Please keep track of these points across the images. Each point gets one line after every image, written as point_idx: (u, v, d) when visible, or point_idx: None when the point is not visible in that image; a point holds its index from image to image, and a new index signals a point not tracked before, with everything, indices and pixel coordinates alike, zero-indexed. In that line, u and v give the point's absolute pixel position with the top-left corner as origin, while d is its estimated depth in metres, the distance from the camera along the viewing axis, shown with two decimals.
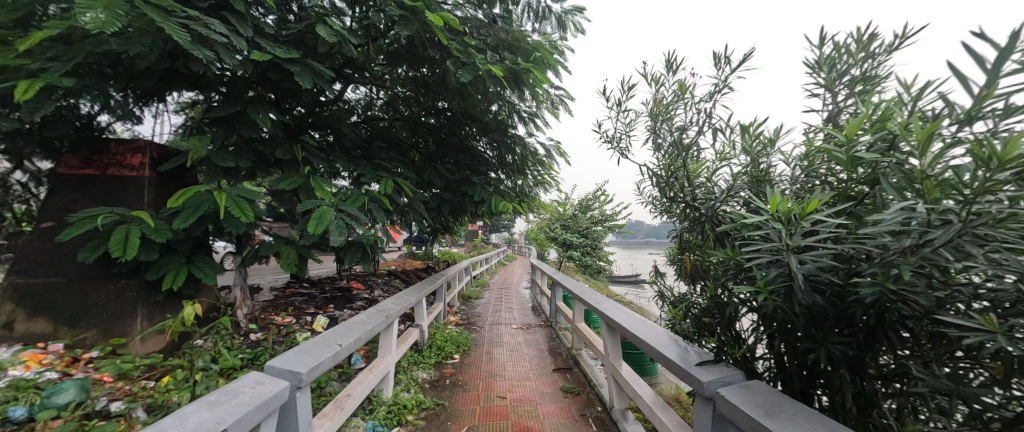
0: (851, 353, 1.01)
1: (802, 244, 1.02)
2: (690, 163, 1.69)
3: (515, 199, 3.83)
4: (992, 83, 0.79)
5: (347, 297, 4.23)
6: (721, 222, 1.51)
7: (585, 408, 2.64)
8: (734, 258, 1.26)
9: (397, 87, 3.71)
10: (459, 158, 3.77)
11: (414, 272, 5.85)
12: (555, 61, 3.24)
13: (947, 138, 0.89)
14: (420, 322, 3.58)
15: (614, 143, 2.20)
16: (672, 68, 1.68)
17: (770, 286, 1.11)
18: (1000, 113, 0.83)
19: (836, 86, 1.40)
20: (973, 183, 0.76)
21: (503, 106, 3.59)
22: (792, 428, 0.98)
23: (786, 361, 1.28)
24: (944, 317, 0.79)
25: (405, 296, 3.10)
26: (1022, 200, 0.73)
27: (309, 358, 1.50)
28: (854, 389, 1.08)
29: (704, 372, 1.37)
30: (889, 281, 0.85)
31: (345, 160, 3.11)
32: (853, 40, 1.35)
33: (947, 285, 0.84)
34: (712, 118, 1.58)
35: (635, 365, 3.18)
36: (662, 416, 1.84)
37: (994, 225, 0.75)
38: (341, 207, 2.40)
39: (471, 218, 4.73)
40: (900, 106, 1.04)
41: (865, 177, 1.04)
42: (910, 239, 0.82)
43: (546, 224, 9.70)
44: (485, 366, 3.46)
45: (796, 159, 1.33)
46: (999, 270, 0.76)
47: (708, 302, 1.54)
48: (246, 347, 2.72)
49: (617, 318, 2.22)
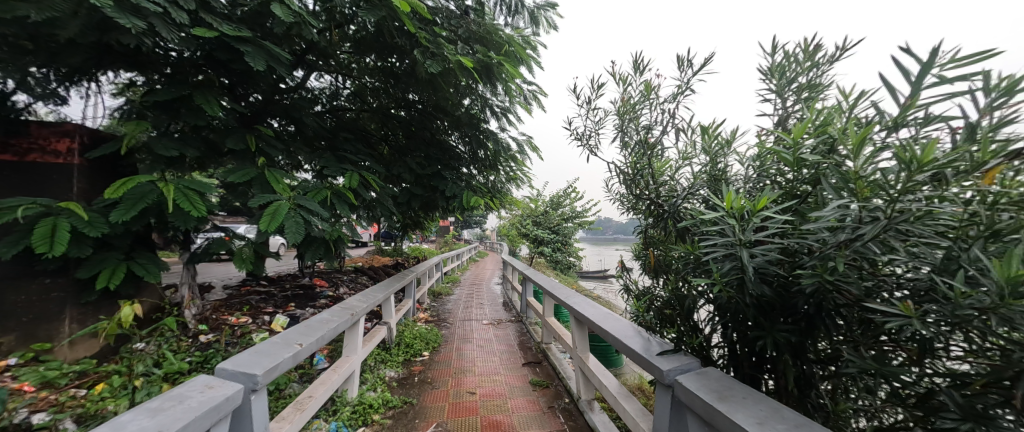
0: (793, 339, 1.10)
1: (752, 239, 1.09)
2: (654, 161, 1.76)
3: (487, 195, 3.80)
4: (915, 94, 0.88)
5: (310, 296, 4.05)
6: (682, 218, 1.59)
7: (553, 400, 2.69)
8: (693, 252, 1.33)
9: (364, 77, 3.58)
10: (430, 152, 3.69)
11: (382, 268, 5.68)
12: (527, 56, 3.24)
13: (878, 142, 0.98)
14: (388, 320, 3.48)
15: (583, 140, 2.23)
16: (639, 68, 1.73)
17: (725, 278, 1.17)
18: (921, 121, 0.92)
19: (786, 92, 1.51)
20: (898, 183, 0.85)
21: (476, 100, 3.56)
22: (741, 410, 1.05)
23: (738, 349, 1.37)
24: (871, 304, 0.87)
25: (372, 293, 3.01)
26: (935, 199, 0.82)
27: (265, 360, 1.41)
28: (797, 373, 1.17)
29: (664, 362, 1.44)
30: (827, 272, 0.92)
31: (307, 152, 2.95)
32: (802, 50, 1.44)
33: (874, 276, 0.92)
34: (675, 118, 1.64)
35: (601, 356, 3.28)
36: (626, 405, 1.91)
37: (913, 222, 0.83)
38: (300, 202, 2.28)
39: (442, 214, 4.65)
40: (839, 112, 1.13)
41: (809, 177, 1.13)
42: (845, 233, 0.90)
43: (518, 220, 9.75)
44: (454, 363, 3.43)
45: (750, 159, 1.42)
46: (917, 262, 0.84)
47: (669, 295, 1.61)
48: (195, 349, 2.55)
49: (585, 312, 2.28)
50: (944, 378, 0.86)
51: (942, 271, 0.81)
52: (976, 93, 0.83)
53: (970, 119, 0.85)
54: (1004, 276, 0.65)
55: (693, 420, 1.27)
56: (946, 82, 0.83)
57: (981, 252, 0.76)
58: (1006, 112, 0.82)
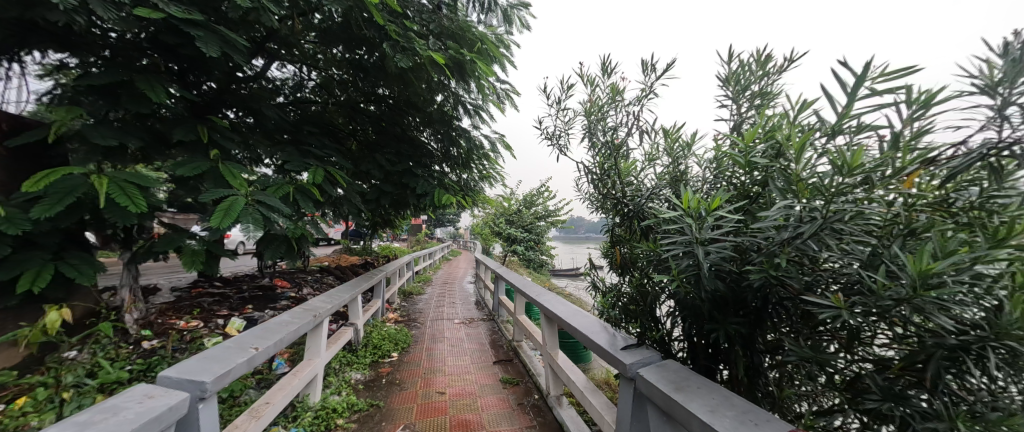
0: (743, 331, 1.17)
1: (707, 237, 1.15)
2: (621, 162, 1.81)
3: (459, 193, 3.75)
4: (851, 104, 0.96)
5: (270, 297, 3.84)
6: (646, 217, 1.65)
7: (523, 397, 2.72)
8: (654, 249, 1.39)
9: (331, 68, 3.44)
10: (400, 149, 3.60)
11: (350, 268, 5.49)
12: (500, 54, 3.23)
13: (818, 147, 1.06)
14: (355, 320, 3.38)
15: (554, 140, 2.26)
16: (606, 71, 1.77)
17: (683, 274, 1.23)
18: (854, 129, 1.01)
19: (741, 99, 1.60)
20: (833, 186, 0.92)
21: (449, 97, 3.51)
22: (696, 399, 1.10)
23: (696, 342, 1.45)
24: (809, 297, 0.94)
25: (337, 293, 2.90)
26: (864, 201, 0.90)
27: (216, 365, 1.33)
28: (747, 363, 1.25)
29: (627, 356, 1.49)
30: (773, 268, 0.99)
31: (267, 145, 2.80)
32: (756, 59, 1.53)
33: (814, 271, 1.00)
34: (640, 121, 1.70)
35: (571, 353, 3.35)
36: (592, 399, 1.96)
37: (846, 222, 0.91)
38: (258, 198, 2.15)
39: (413, 212, 4.56)
40: (786, 119, 1.21)
41: (759, 179, 1.20)
42: (788, 232, 0.97)
43: (491, 219, 9.73)
44: (424, 363, 3.38)
45: (708, 161, 1.50)
46: (848, 258, 0.92)
47: (633, 291, 1.67)
48: (137, 357, 2.35)
49: (555, 309, 2.31)
50: (870, 363, 0.95)
51: (867, 266, 0.89)
52: (900, 105, 0.91)
53: (895, 129, 0.94)
54: (917, 270, 0.72)
55: (653, 410, 1.32)
56: (875, 94, 0.91)
57: (900, 249, 0.85)
58: (923, 124, 0.92)
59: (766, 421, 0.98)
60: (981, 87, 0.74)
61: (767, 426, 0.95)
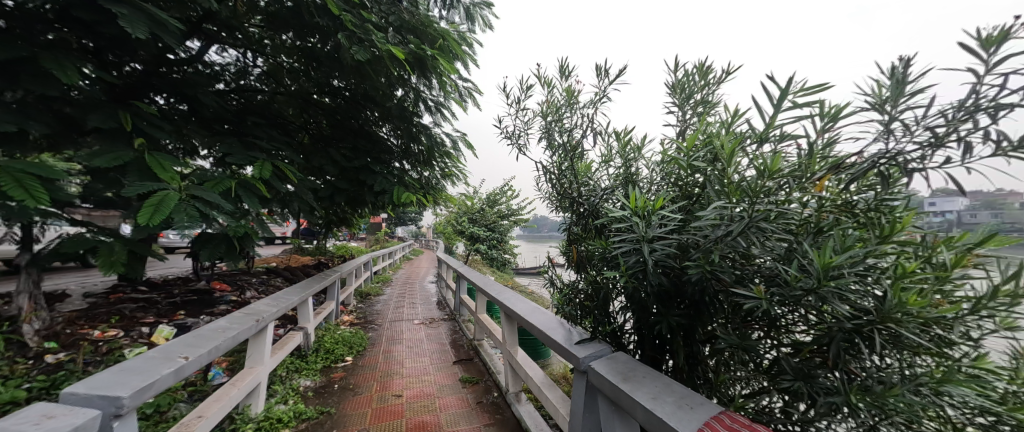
0: (683, 322, 1.26)
1: (652, 235, 1.22)
2: (577, 163, 1.87)
3: (420, 191, 3.64)
4: (775, 115, 1.06)
5: (206, 301, 3.52)
6: (600, 216, 1.72)
7: (482, 395, 2.72)
8: (605, 246, 1.45)
9: (280, 56, 3.22)
10: (357, 144, 3.45)
11: (301, 268, 5.18)
12: (462, 51, 3.20)
13: (749, 153, 1.16)
14: (305, 324, 3.19)
15: (513, 139, 2.28)
16: (563, 74, 1.82)
17: (631, 270, 1.30)
18: (777, 138, 1.12)
19: (686, 106, 1.71)
20: (757, 188, 1.02)
21: (409, 92, 3.41)
22: (640, 388, 1.17)
23: (644, 334, 1.53)
24: (737, 289, 1.03)
25: (284, 295, 2.72)
26: (783, 203, 1.00)
27: (136, 379, 1.20)
28: (688, 352, 1.35)
29: (581, 350, 1.54)
30: (708, 263, 1.07)
31: (203, 136, 2.56)
32: (700, 71, 1.65)
33: (743, 266, 1.10)
34: (594, 123, 1.76)
35: (531, 349, 3.40)
36: (548, 393, 2.01)
37: (769, 220, 1.01)
38: (195, 194, 1.97)
39: (370, 210, 4.38)
40: (723, 126, 1.32)
41: (699, 180, 1.30)
42: (721, 230, 1.06)
43: (453, 218, 9.61)
44: (381, 366, 3.27)
45: (655, 164, 1.59)
46: (770, 253, 1.02)
47: (587, 288, 1.73)
48: (38, 373, 2.05)
49: (514, 307, 2.34)
50: (788, 347, 1.07)
51: (784, 261, 0.99)
52: (814, 117, 1.02)
53: (810, 138, 1.06)
54: (822, 263, 0.82)
55: (603, 401, 1.38)
56: (795, 107, 1.02)
57: (810, 245, 0.95)
58: (832, 135, 1.04)
59: (700, 403, 1.06)
60: (873, 105, 0.85)
61: (701, 408, 1.03)
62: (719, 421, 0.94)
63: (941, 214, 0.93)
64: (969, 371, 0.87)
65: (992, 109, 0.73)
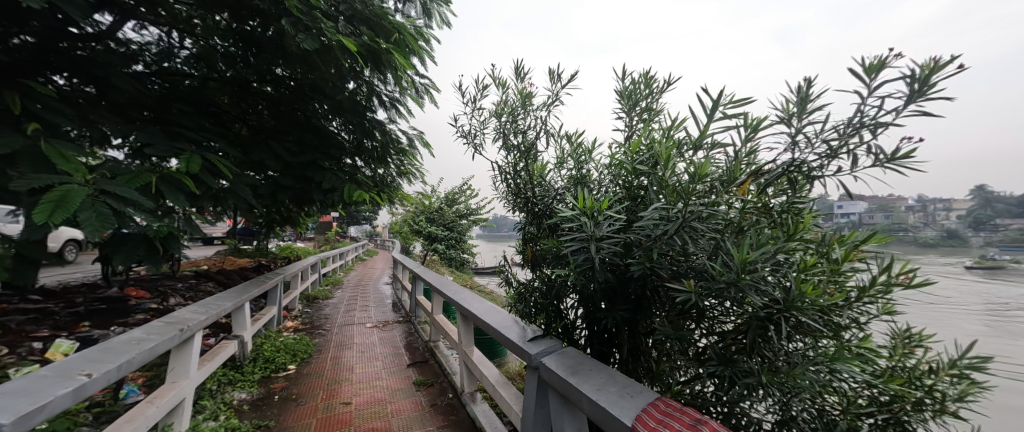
0: (627, 316, 1.34)
1: (601, 234, 1.26)
2: (532, 163, 1.90)
3: (374, 189, 3.48)
4: (706, 124, 1.16)
5: (118, 311, 3.10)
6: (554, 216, 1.76)
7: (437, 397, 2.68)
8: (556, 245, 1.50)
9: (213, 38, 2.93)
10: (303, 137, 3.23)
11: (237, 271, 4.75)
12: (419, 46, 3.11)
13: (686, 159, 1.26)
14: (242, 331, 2.94)
15: (469, 139, 2.27)
16: (518, 75, 1.85)
17: (579, 268, 1.35)
18: (709, 145, 1.23)
19: (633, 113, 1.81)
20: (690, 190, 1.11)
21: (362, 85, 3.26)
22: (587, 380, 1.22)
23: (593, 329, 1.61)
24: (673, 284, 1.11)
25: (216, 301, 2.48)
26: (710, 204, 1.10)
27: (20, 403, 1.03)
28: (632, 344, 1.44)
29: (533, 347, 1.58)
30: (648, 260, 1.14)
31: (116, 123, 2.27)
32: (646, 80, 1.75)
33: (680, 263, 1.18)
34: (547, 125, 1.81)
35: (488, 349, 3.41)
36: (503, 391, 2.04)
37: (701, 220, 1.09)
38: (105, 189, 1.72)
39: (318, 208, 4.12)
40: (664, 132, 1.41)
41: (641, 182, 1.38)
42: (660, 229, 1.13)
43: (410, 217, 9.33)
44: (328, 373, 3.10)
45: (605, 166, 1.67)
46: (701, 250, 1.11)
47: (540, 286, 1.78)
48: None
49: (470, 307, 2.33)
50: (715, 336, 1.18)
51: (712, 257, 1.09)
52: (739, 128, 1.13)
53: (736, 146, 1.17)
54: (741, 259, 0.91)
55: (553, 395, 1.42)
56: (723, 118, 1.12)
57: (733, 243, 1.06)
58: (753, 144, 1.15)
59: (640, 391, 1.13)
60: (784, 118, 0.97)
61: (640, 395, 1.10)
62: (656, 407, 0.97)
63: (845, 216, 1.10)
64: (856, 349, 1.03)
65: (872, 126, 0.86)
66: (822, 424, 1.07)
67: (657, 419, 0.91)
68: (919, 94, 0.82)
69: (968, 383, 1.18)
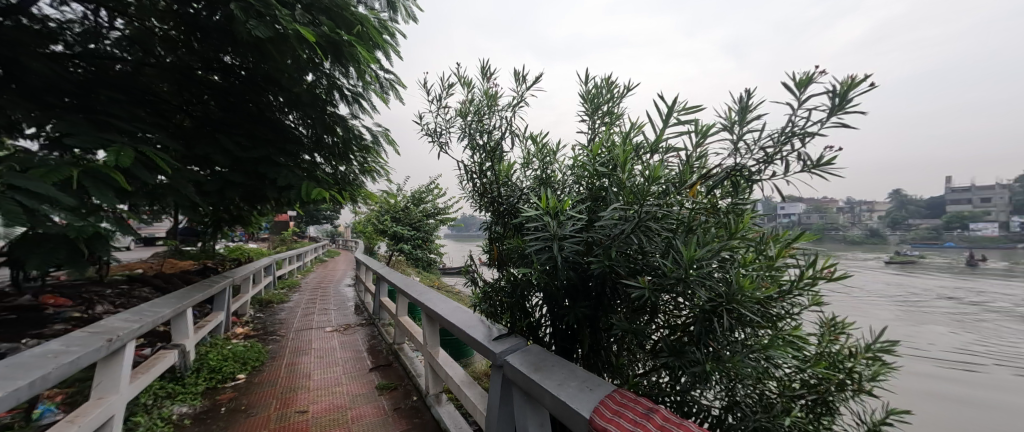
0: (588, 312, 1.39)
1: (563, 233, 1.28)
2: (498, 163, 1.90)
3: (335, 187, 3.33)
4: (661, 129, 1.22)
5: (32, 321, 2.75)
6: (518, 216, 1.78)
7: (401, 400, 2.62)
8: (520, 245, 1.52)
9: (149, 19, 2.67)
10: (255, 131, 3.02)
11: (179, 274, 4.37)
12: (383, 40, 3.02)
13: (643, 162, 1.32)
14: (183, 340, 2.70)
15: (434, 137, 2.24)
16: (483, 75, 1.86)
17: (542, 267, 1.37)
18: (664, 149, 1.30)
19: (596, 116, 1.87)
20: (645, 191, 1.17)
21: (321, 78, 3.11)
22: (548, 376, 1.25)
23: (557, 326, 1.65)
24: (629, 281, 1.17)
25: (152, 308, 2.26)
26: (663, 205, 1.16)
27: None
28: (593, 339, 1.49)
29: (497, 345, 1.59)
30: (606, 258, 1.19)
31: (28, 109, 2.01)
32: (607, 85, 1.81)
33: (635, 260, 1.23)
34: (512, 125, 1.83)
35: (455, 349, 3.38)
36: (468, 391, 2.03)
37: (655, 220, 1.15)
38: (14, 184, 1.54)
39: (273, 207, 3.88)
40: (624, 136, 1.47)
41: (602, 183, 1.43)
42: (618, 229, 1.18)
43: (374, 216, 9.02)
44: (282, 381, 2.93)
45: (568, 167, 1.71)
46: (655, 248, 1.17)
47: (505, 285, 1.79)
48: None
49: (435, 308, 2.30)
50: (666, 329, 1.25)
51: (664, 254, 1.15)
52: (690, 133, 1.21)
53: (687, 151, 1.25)
54: (688, 256, 0.98)
55: (517, 392, 1.44)
56: (677, 123, 1.18)
57: (683, 241, 1.12)
58: (702, 150, 1.24)
59: (598, 384, 1.17)
60: (726, 125, 1.05)
61: (599, 388, 1.14)
62: (612, 399, 1.02)
63: (785, 216, 1.23)
64: (788, 338, 1.14)
65: (800, 136, 0.95)
66: (760, 408, 1.18)
67: (613, 410, 0.94)
68: (838, 108, 0.91)
69: (880, 364, 1.34)
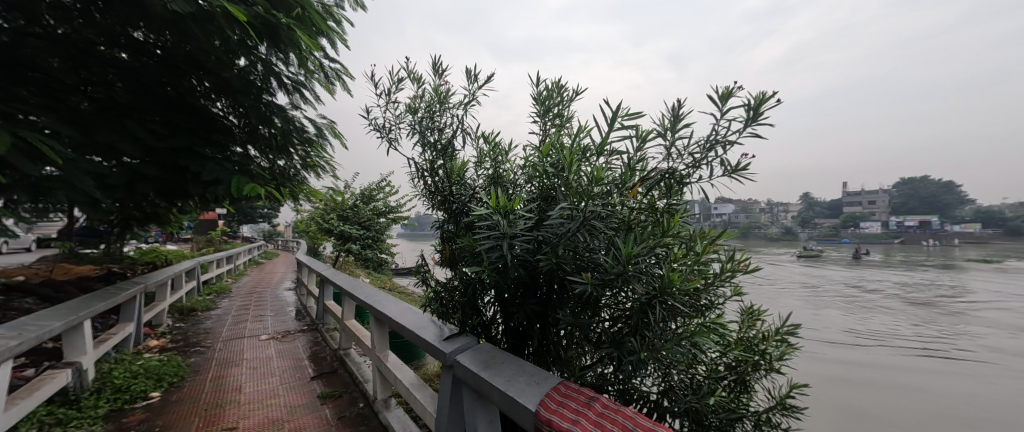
0: (537, 309, 1.43)
1: (513, 232, 1.28)
2: (450, 162, 1.88)
3: (272, 183, 3.07)
4: (606, 133, 1.29)
5: None
6: (470, 215, 1.76)
7: (345, 408, 2.49)
8: (471, 244, 1.51)
9: None
10: (173, 117, 2.69)
11: (76, 281, 3.76)
12: (327, 26, 2.83)
13: (589, 164, 1.39)
14: (81, 357, 2.34)
15: (383, 133, 2.16)
16: (435, 72, 1.82)
17: (491, 265, 1.37)
18: (609, 152, 1.37)
19: (547, 118, 1.92)
20: (589, 192, 1.21)
21: (255, 63, 2.85)
22: (498, 374, 1.26)
23: (508, 324, 1.67)
24: (574, 277, 1.21)
25: (37, 321, 1.92)
26: (605, 205, 1.22)
27: None
28: (542, 336, 1.53)
29: (448, 345, 1.57)
30: (553, 256, 1.22)
31: None
32: (558, 89, 1.87)
33: (581, 258, 1.28)
34: (464, 124, 1.81)
35: (406, 352, 3.28)
36: (418, 394, 1.99)
37: (599, 218, 1.20)
38: None
39: (196, 203, 3.48)
40: (571, 138, 1.52)
41: (550, 183, 1.47)
42: (565, 228, 1.21)
43: (319, 214, 8.44)
44: (207, 396, 2.64)
45: (520, 167, 1.74)
46: (600, 246, 1.22)
47: (457, 285, 1.78)
48: None
49: (384, 309, 2.22)
50: (609, 322, 1.32)
51: (606, 252, 1.21)
52: (631, 138, 1.29)
53: (629, 154, 1.32)
54: (626, 252, 1.04)
55: (466, 391, 1.44)
56: (620, 129, 1.26)
57: (623, 239, 1.19)
58: (641, 154, 1.32)
59: (545, 378, 1.21)
60: (661, 132, 1.13)
61: (545, 382, 1.18)
62: (557, 390, 1.05)
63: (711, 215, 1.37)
64: (712, 325, 1.27)
65: (722, 144, 1.06)
66: (689, 390, 1.30)
67: (557, 401, 0.98)
68: (752, 120, 1.03)
69: (786, 345, 1.54)
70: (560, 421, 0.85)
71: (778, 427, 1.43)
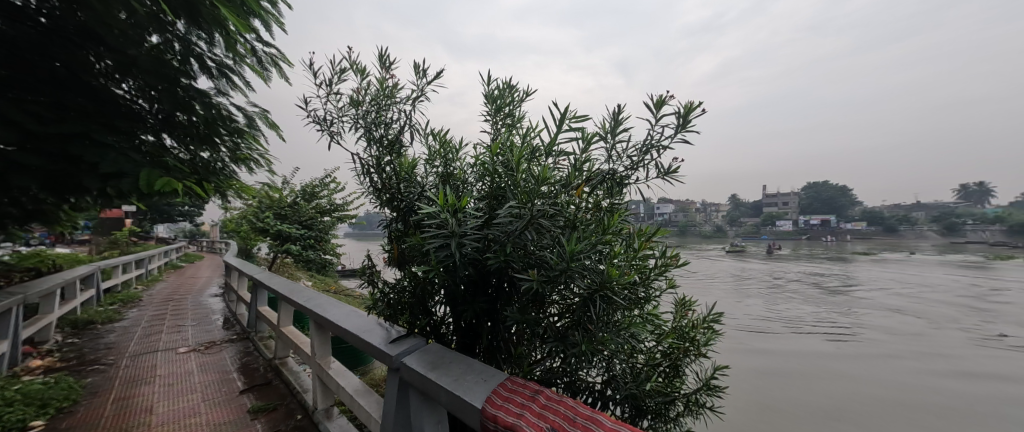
0: (486, 307, 1.43)
1: (461, 231, 1.26)
2: (398, 158, 1.81)
3: (193, 176, 2.74)
4: (554, 134, 1.33)
5: None
6: (418, 213, 1.72)
7: (280, 422, 2.30)
8: (419, 242, 1.47)
9: None
10: (62, 97, 2.29)
11: None
12: (260, 7, 2.58)
13: (538, 163, 1.42)
14: None
15: (325, 126, 2.02)
16: (382, 65, 1.75)
17: (440, 265, 1.33)
18: (557, 153, 1.41)
19: (499, 117, 1.93)
20: (537, 190, 1.24)
21: (171, 41, 2.52)
22: (446, 374, 1.24)
23: (459, 323, 1.65)
24: (522, 275, 1.23)
25: None
26: (552, 203, 1.25)
27: None
28: (492, 334, 1.53)
29: (393, 348, 1.52)
30: (502, 254, 1.22)
31: None
32: (509, 89, 1.89)
33: (528, 255, 1.30)
34: (412, 120, 1.76)
35: (351, 358, 3.12)
36: (362, 400, 1.89)
37: (546, 216, 1.23)
38: None
39: (94, 199, 2.99)
40: (521, 137, 1.54)
41: (500, 181, 1.47)
42: (513, 226, 1.21)
43: (252, 212, 7.69)
44: (110, 420, 2.30)
45: (470, 165, 1.73)
46: (547, 243, 1.25)
47: (405, 285, 1.72)
48: None
49: (326, 313, 2.09)
50: (556, 317, 1.36)
51: (552, 249, 1.24)
52: (577, 139, 1.34)
53: (575, 155, 1.37)
54: (570, 249, 1.08)
55: (413, 393, 1.40)
56: (566, 131, 1.31)
57: (569, 236, 1.23)
58: (587, 155, 1.38)
59: (493, 375, 1.21)
60: (603, 135, 1.19)
61: (493, 379, 1.18)
62: (503, 386, 1.07)
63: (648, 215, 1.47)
64: (649, 316, 1.36)
65: (656, 148, 1.14)
66: (629, 378, 1.38)
67: (504, 397, 0.99)
68: (682, 127, 1.12)
69: (712, 331, 1.70)
70: (506, 416, 0.86)
71: (705, 406, 1.58)
